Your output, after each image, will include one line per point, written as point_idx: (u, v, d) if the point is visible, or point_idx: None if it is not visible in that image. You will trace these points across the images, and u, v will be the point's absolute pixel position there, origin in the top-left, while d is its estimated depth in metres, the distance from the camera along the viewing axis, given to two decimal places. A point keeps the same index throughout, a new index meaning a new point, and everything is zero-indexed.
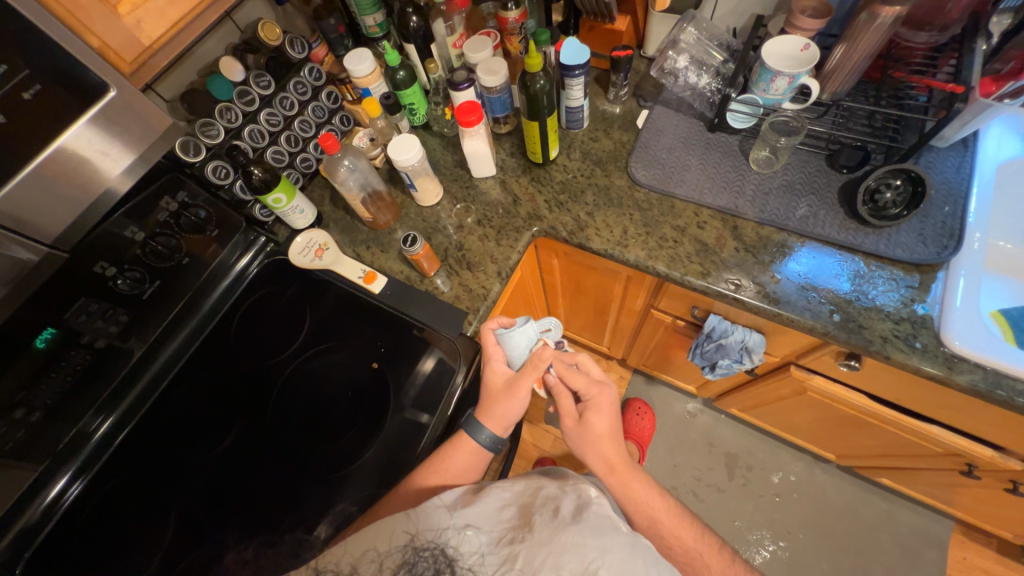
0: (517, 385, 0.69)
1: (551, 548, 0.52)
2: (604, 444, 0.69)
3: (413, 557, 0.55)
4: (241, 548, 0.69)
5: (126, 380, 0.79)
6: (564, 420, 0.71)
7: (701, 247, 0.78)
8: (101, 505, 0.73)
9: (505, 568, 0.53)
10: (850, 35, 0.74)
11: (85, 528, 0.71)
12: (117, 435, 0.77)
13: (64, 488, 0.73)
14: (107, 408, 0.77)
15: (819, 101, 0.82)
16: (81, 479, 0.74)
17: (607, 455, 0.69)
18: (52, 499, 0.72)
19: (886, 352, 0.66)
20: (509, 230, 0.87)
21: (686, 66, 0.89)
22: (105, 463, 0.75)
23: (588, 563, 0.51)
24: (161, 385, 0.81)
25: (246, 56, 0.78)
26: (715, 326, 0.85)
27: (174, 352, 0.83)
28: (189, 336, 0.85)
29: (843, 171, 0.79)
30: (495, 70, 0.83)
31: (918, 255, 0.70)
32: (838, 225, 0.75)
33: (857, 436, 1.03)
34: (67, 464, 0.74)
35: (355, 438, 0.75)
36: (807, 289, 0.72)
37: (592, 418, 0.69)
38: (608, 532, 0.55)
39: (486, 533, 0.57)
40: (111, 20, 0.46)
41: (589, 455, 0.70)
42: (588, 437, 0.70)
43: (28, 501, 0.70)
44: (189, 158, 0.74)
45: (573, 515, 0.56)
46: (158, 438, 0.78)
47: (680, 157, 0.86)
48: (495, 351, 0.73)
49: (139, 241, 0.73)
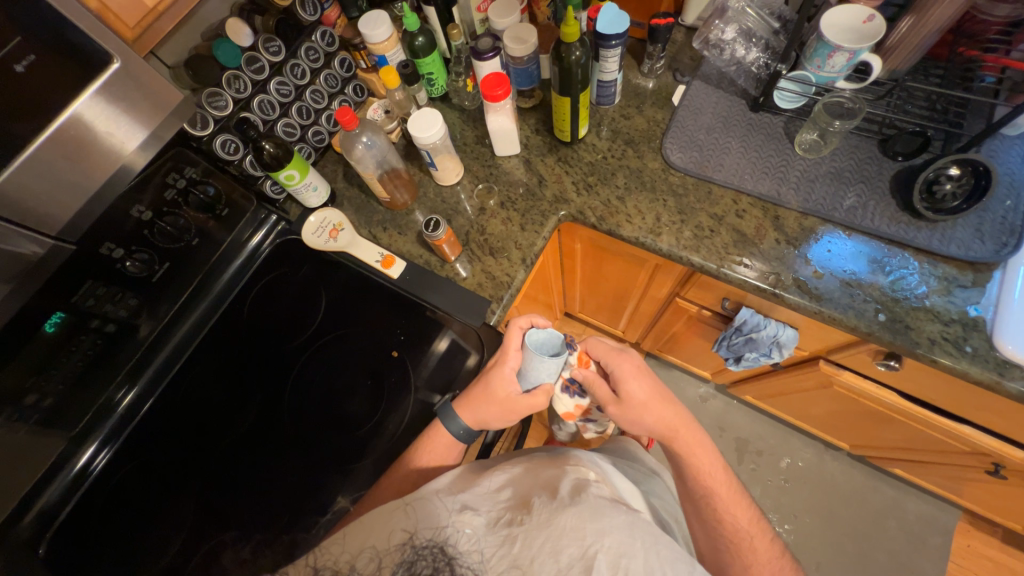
0: (518, 402, 0.68)
1: (548, 533, 0.51)
2: (652, 407, 0.70)
3: (412, 555, 0.52)
4: (239, 546, 0.68)
5: (142, 360, 0.77)
6: (608, 407, 0.73)
7: (739, 238, 0.74)
8: (124, 481, 0.73)
9: (503, 553, 0.52)
10: (918, 9, 0.67)
11: (107, 503, 0.71)
12: (140, 406, 0.77)
13: (92, 457, 0.74)
14: (131, 379, 0.77)
15: (878, 81, 0.75)
16: (106, 450, 0.75)
17: (663, 417, 0.71)
18: (80, 469, 0.73)
19: (933, 356, 0.63)
20: (534, 213, 0.82)
21: (733, 39, 0.82)
22: (128, 436, 0.75)
23: (587, 548, 0.50)
24: (179, 360, 0.80)
25: (252, 18, 0.70)
26: (746, 320, 0.81)
27: (192, 328, 0.81)
28: (204, 314, 0.82)
29: (897, 159, 0.73)
30: (523, 38, 0.78)
31: (974, 253, 0.66)
32: (889, 218, 0.70)
33: (879, 430, 1.01)
34: (92, 434, 0.74)
35: (372, 429, 0.74)
36: (851, 286, 0.68)
37: (629, 387, 0.70)
38: (608, 514, 0.53)
39: (483, 515, 0.56)
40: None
41: (656, 420, 0.71)
42: (632, 408, 0.71)
43: (55, 473, 0.71)
44: (196, 131, 0.68)
45: (572, 497, 0.55)
46: (178, 420, 0.77)
47: (718, 139, 0.80)
48: (513, 356, 0.69)
49: (146, 221, 0.68)
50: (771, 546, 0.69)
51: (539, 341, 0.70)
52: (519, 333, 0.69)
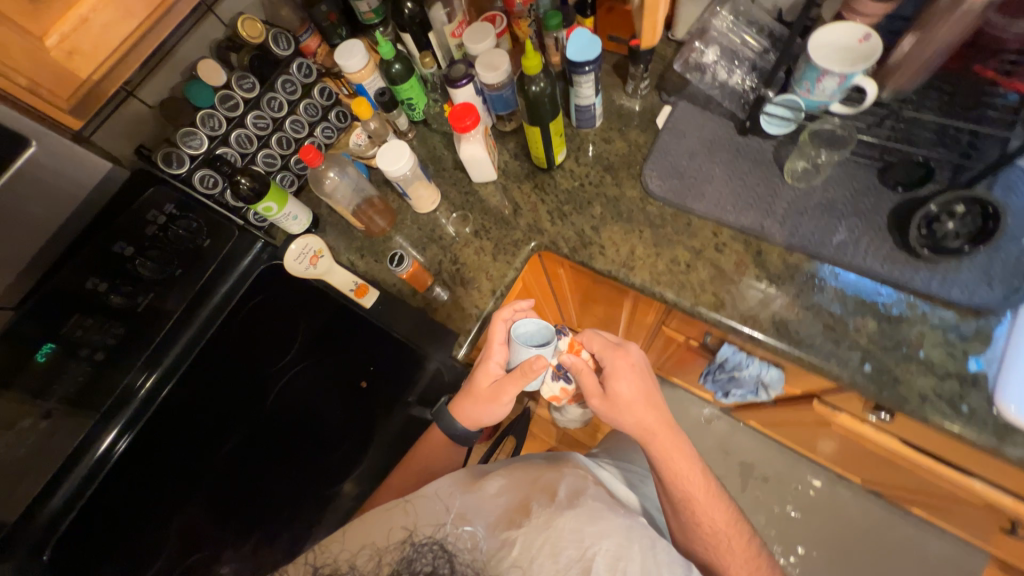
0: (504, 392, 0.65)
1: (547, 536, 0.51)
2: (637, 408, 0.67)
3: (412, 553, 0.52)
4: (241, 544, 0.73)
5: (158, 350, 0.81)
6: (591, 400, 0.69)
7: (717, 274, 0.70)
8: (136, 469, 0.78)
9: (502, 555, 0.51)
10: (923, 24, 0.60)
11: (117, 498, 0.76)
12: (159, 393, 0.81)
13: (114, 441, 0.78)
14: (149, 367, 0.81)
15: (879, 103, 0.69)
16: (127, 435, 0.79)
17: (644, 420, 0.67)
18: (104, 450, 0.78)
19: (923, 414, 0.58)
20: (506, 243, 0.80)
21: (715, 62, 0.78)
22: (147, 421, 0.80)
23: (585, 549, 0.51)
24: (189, 357, 0.83)
25: (228, 55, 0.76)
26: (728, 357, 0.77)
27: (206, 321, 0.85)
28: (212, 316, 0.85)
29: (897, 189, 0.66)
30: (495, 64, 0.76)
31: (979, 299, 0.59)
32: (884, 257, 0.64)
33: (887, 472, 0.94)
34: (115, 418, 0.79)
35: (344, 456, 0.76)
36: (835, 333, 0.63)
37: (616, 385, 0.68)
38: (605, 517, 0.54)
39: (483, 517, 0.55)
40: (27, 41, 0.41)
41: (637, 423, 0.67)
42: (619, 406, 0.67)
43: (80, 457, 0.77)
44: (173, 169, 0.72)
45: (570, 500, 0.56)
46: (182, 423, 0.80)
47: (702, 165, 0.75)
48: (498, 350, 0.67)
49: (128, 256, 0.73)
50: (748, 547, 0.67)
51: (527, 333, 0.67)
52: (504, 327, 0.67)
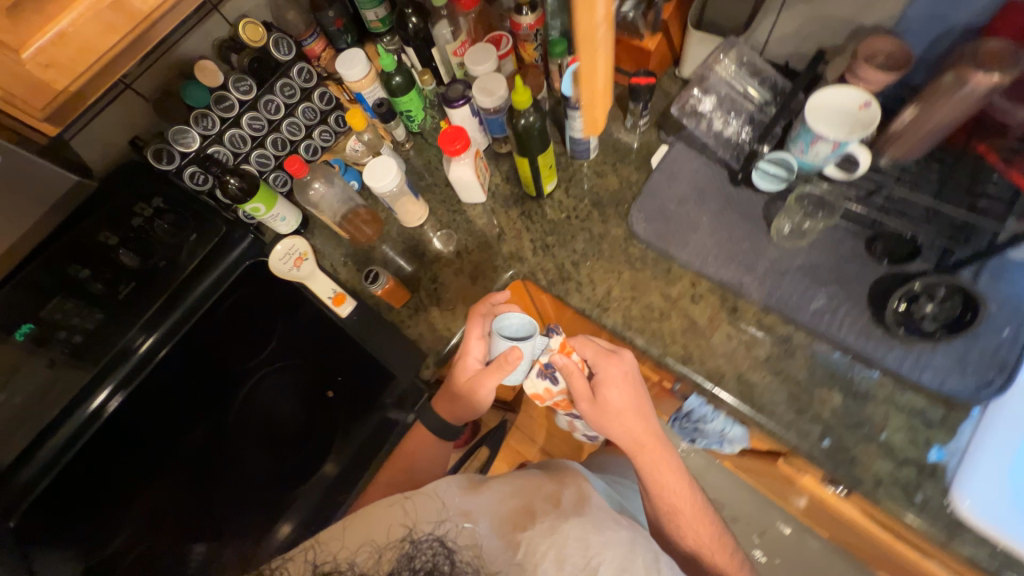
0: (478, 385, 0.64)
1: (553, 541, 0.53)
2: (627, 418, 0.65)
3: (412, 549, 0.52)
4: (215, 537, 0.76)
5: (155, 317, 0.79)
6: (580, 404, 0.65)
7: (690, 326, 0.69)
8: (127, 428, 0.77)
9: (508, 557, 0.53)
10: (925, 99, 0.59)
11: (98, 462, 0.75)
12: (160, 351, 0.79)
13: (106, 400, 0.76)
14: (150, 327, 0.78)
15: (875, 170, 0.67)
16: (121, 393, 0.77)
17: (633, 430, 0.65)
18: (95, 409, 0.75)
19: (876, 498, 0.57)
20: (486, 269, 0.80)
21: (711, 111, 0.76)
22: (144, 380, 0.78)
23: (590, 558, 0.53)
24: (190, 319, 0.80)
25: (229, 56, 0.77)
26: (694, 409, 0.78)
27: (200, 296, 0.81)
28: (211, 287, 0.81)
29: (882, 262, 0.64)
30: (493, 90, 0.76)
31: (950, 387, 0.58)
32: (859, 330, 0.62)
33: (849, 535, 0.93)
34: (110, 376, 0.76)
35: (311, 455, 0.79)
36: (799, 403, 0.62)
37: (607, 394, 0.64)
38: (609, 528, 0.57)
39: (487, 518, 0.56)
40: (5, 53, 0.42)
41: (626, 433, 0.66)
42: (608, 413, 0.65)
43: (66, 418, 0.74)
44: (162, 165, 0.75)
45: (574, 509, 0.58)
46: (163, 402, 0.80)
47: (689, 212, 0.74)
48: (476, 345, 0.67)
49: (113, 245, 0.74)
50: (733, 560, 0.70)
51: (512, 327, 0.62)
52: (485, 322, 0.67)
